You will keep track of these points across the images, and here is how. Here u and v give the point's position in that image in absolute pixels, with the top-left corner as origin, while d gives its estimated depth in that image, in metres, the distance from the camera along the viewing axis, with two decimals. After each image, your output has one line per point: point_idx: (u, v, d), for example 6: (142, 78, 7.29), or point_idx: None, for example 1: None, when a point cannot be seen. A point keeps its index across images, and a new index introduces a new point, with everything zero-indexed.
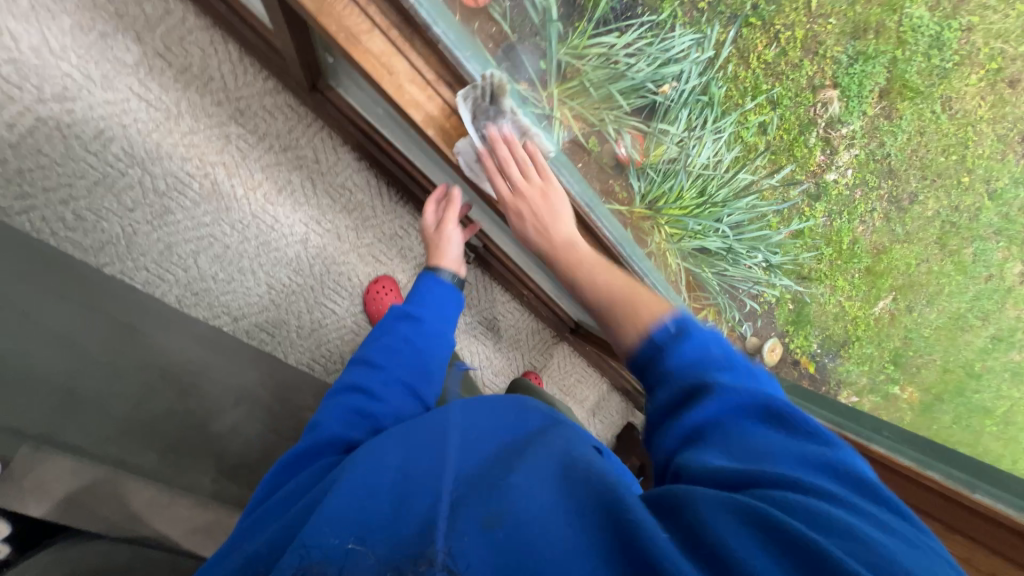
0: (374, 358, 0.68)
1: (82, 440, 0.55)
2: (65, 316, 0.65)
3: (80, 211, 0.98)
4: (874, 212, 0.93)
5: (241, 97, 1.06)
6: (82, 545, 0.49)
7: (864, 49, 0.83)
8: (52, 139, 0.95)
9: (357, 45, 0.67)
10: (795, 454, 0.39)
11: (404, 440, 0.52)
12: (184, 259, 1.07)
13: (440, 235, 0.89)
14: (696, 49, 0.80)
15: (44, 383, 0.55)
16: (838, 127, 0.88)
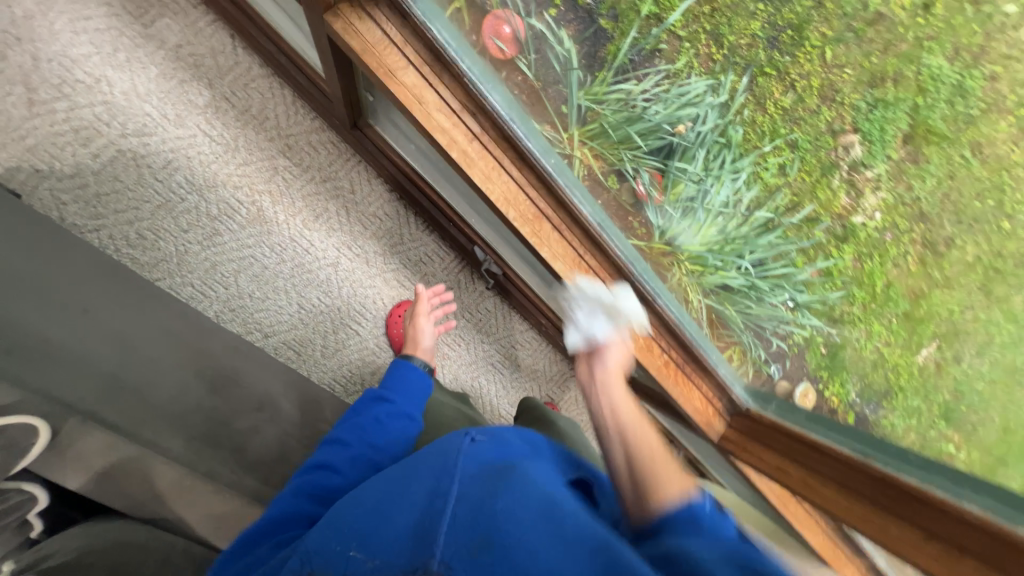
0: (344, 437, 0.69)
1: (122, 421, 0.57)
2: (119, 319, 0.74)
3: (142, 231, 1.10)
4: (907, 255, 0.86)
5: (290, 134, 1.19)
6: (110, 523, 0.53)
7: (883, 97, 0.81)
8: (127, 168, 1.08)
9: (393, 79, 0.76)
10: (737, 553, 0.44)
11: (395, 475, 0.57)
12: (226, 277, 1.17)
13: (414, 330, 1.09)
14: (710, 94, 0.85)
15: (93, 370, 0.60)
16: (862, 171, 0.86)
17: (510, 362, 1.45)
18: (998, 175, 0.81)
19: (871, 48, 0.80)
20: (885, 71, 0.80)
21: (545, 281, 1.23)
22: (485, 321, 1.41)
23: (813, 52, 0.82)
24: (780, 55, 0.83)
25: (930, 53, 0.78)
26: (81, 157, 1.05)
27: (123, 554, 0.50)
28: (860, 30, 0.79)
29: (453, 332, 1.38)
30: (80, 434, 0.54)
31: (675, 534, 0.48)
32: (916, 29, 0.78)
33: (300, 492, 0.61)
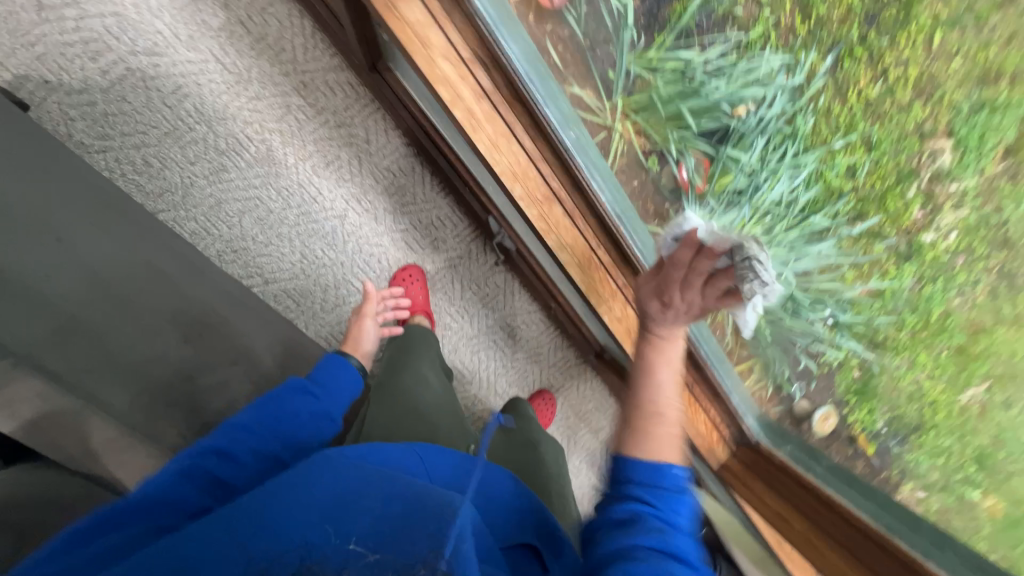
0: (251, 424, 0.60)
1: (63, 367, 0.58)
2: (101, 245, 0.70)
3: (149, 157, 1.06)
4: (977, 284, 0.64)
5: (307, 70, 1.09)
6: (44, 472, 0.57)
7: (993, 99, 0.56)
8: (136, 89, 1.03)
9: (395, 16, 0.67)
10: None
11: (329, 462, 0.52)
12: (230, 217, 1.13)
13: (357, 329, 1.04)
14: (784, 74, 0.69)
15: (49, 308, 0.60)
16: (945, 184, 0.63)
17: (513, 341, 1.39)
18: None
19: (993, 36, 0.54)
20: (990, 70, 0.55)
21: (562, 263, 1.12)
22: (492, 296, 1.34)
23: (916, 36, 0.59)
24: (875, 35, 0.62)
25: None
26: (90, 73, 1.00)
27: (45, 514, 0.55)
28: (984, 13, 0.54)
29: (457, 303, 1.32)
30: (6, 380, 0.54)
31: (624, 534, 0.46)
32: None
33: (184, 473, 0.53)
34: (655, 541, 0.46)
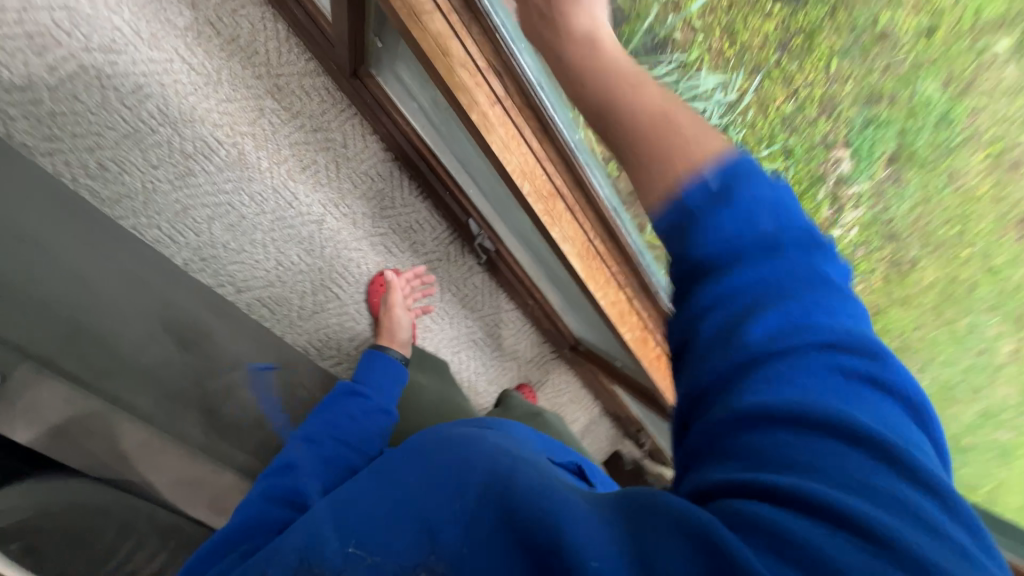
0: (315, 436, 0.68)
1: (82, 370, 0.61)
2: (83, 250, 0.68)
3: (104, 161, 0.99)
4: (874, 273, 0.73)
5: (281, 74, 1.08)
6: (68, 481, 0.56)
7: (877, 117, 0.59)
8: (89, 88, 0.96)
9: (417, 27, 0.56)
10: (791, 423, 0.33)
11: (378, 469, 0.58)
12: (198, 224, 1.08)
13: (390, 320, 1.16)
14: (721, 92, 0.68)
15: (54, 314, 0.61)
16: (846, 187, 0.68)
17: (493, 340, 1.43)
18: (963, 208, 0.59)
19: (874, 65, 0.56)
20: (875, 92, 0.57)
21: (541, 261, 1.19)
22: (471, 296, 1.38)
23: (820, 61, 0.59)
24: (787, 60, 0.61)
25: (921, 79, 0.54)
26: (35, 68, 0.92)
27: (78, 519, 0.54)
28: (867, 45, 0.55)
29: (438, 304, 1.34)
30: (28, 385, 0.56)
31: (719, 348, 0.36)
32: (915, 52, 0.53)
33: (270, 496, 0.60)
34: (765, 331, 0.35)
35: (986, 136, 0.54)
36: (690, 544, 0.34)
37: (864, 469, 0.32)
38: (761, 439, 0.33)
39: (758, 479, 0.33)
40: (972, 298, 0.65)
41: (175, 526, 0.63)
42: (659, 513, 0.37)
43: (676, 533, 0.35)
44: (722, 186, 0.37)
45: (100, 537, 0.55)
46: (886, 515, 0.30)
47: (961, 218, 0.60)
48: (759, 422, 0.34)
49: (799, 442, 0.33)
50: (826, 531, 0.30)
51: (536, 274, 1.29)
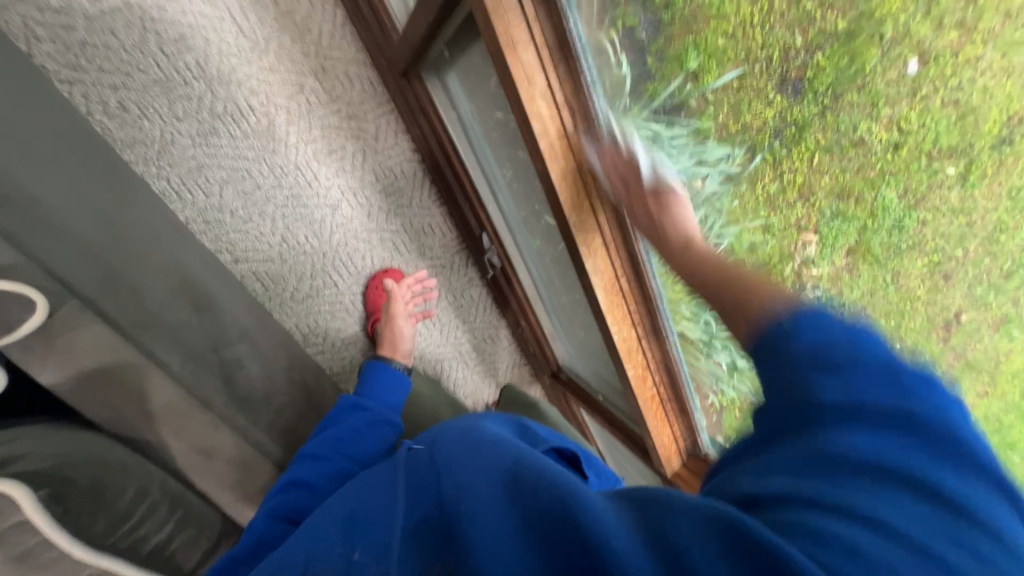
0: (321, 451, 0.68)
1: (119, 315, 0.55)
2: (102, 191, 0.64)
3: (126, 102, 0.95)
4: None
5: (329, 57, 1.09)
6: (72, 434, 0.49)
7: (846, 212, 0.57)
8: (130, 27, 0.94)
9: (512, 52, 0.65)
10: (863, 463, 0.33)
11: (377, 468, 0.59)
12: (210, 184, 1.04)
13: (392, 330, 1.12)
14: (726, 164, 0.64)
15: (91, 253, 0.55)
16: (809, 269, 0.64)
17: (478, 354, 1.44)
18: (901, 305, 0.58)
19: (848, 165, 0.54)
20: (845, 189, 0.56)
21: (547, 287, 1.22)
22: (466, 308, 1.39)
23: (803, 154, 0.57)
24: (780, 145, 0.58)
25: (884, 184, 0.52)
26: None
27: (99, 473, 0.47)
28: (846, 147, 0.54)
29: (433, 310, 1.34)
30: (74, 324, 0.50)
31: (801, 395, 0.38)
32: (883, 162, 0.52)
33: (275, 514, 0.60)
34: (845, 385, 0.37)
35: (928, 246, 0.52)
36: (707, 526, 0.33)
37: (936, 518, 0.30)
38: (832, 473, 0.33)
39: (819, 496, 0.32)
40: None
41: (182, 496, 0.56)
42: (672, 500, 0.36)
43: (699, 525, 0.33)
44: (790, 329, 0.43)
45: (120, 497, 0.48)
46: (956, 560, 0.29)
47: (896, 315, 0.59)
48: (832, 457, 0.34)
49: (862, 479, 0.32)
50: (897, 558, 0.28)
51: (535, 298, 1.31)
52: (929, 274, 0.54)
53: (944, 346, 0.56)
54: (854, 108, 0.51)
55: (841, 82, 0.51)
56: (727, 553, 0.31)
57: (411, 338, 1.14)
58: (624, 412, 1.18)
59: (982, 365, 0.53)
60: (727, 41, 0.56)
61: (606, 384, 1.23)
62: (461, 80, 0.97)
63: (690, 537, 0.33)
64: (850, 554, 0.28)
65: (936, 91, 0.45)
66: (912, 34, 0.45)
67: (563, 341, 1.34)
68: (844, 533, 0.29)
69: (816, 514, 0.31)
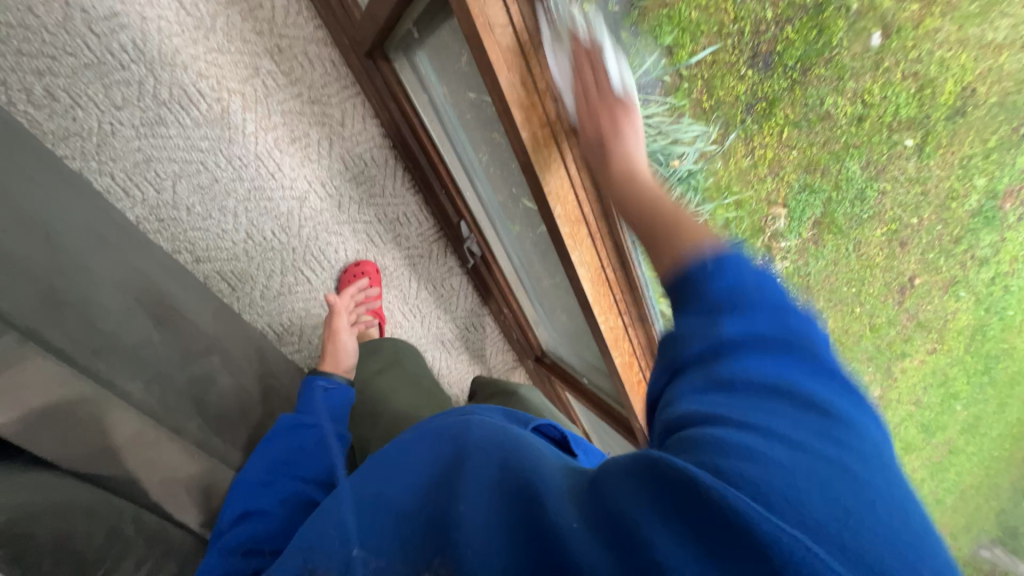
0: (267, 476, 0.60)
1: (70, 346, 0.50)
2: (37, 197, 0.57)
3: (54, 90, 0.85)
4: None
5: (285, 35, 1.00)
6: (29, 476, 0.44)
7: (812, 184, 0.62)
8: (50, 3, 0.83)
9: (490, 36, 0.61)
10: (754, 387, 0.37)
11: (372, 466, 0.53)
12: (161, 179, 0.96)
13: (332, 345, 0.96)
14: (702, 141, 0.65)
15: (30, 276, 0.49)
16: (777, 241, 0.68)
17: (463, 342, 1.42)
18: (863, 273, 0.67)
19: (816, 139, 0.59)
20: (812, 162, 0.60)
21: (527, 273, 1.21)
22: (447, 297, 1.36)
23: (775, 129, 0.60)
24: (750, 121, 0.61)
25: (848, 158, 0.58)
26: None
27: (65, 518, 0.43)
28: (813, 122, 0.58)
29: (413, 301, 1.31)
30: (20, 356, 0.44)
31: (698, 337, 0.41)
32: (848, 135, 0.57)
33: (228, 549, 0.53)
34: (740, 322, 0.40)
35: (887, 215, 0.61)
36: (640, 481, 0.33)
37: (804, 422, 0.35)
38: (733, 402, 0.36)
39: (726, 421, 0.35)
40: (856, 348, 0.75)
41: (160, 531, 0.51)
42: (610, 472, 0.36)
43: (634, 491, 0.33)
44: (712, 265, 0.43)
45: (88, 544, 0.43)
46: (833, 455, 0.33)
47: (860, 282, 0.68)
48: (734, 390, 0.37)
49: (755, 403, 0.36)
50: (794, 457, 0.32)
51: (516, 284, 1.29)
52: (887, 243, 0.63)
53: (899, 309, 0.68)
54: (821, 81, 0.55)
55: (809, 56, 0.54)
56: (660, 497, 0.32)
57: (355, 353, 0.97)
58: (610, 395, 1.19)
59: (932, 325, 0.69)
60: (699, 15, 0.57)
61: (591, 368, 1.23)
62: (431, 60, 0.91)
63: (625, 497, 0.34)
64: (756, 458, 0.32)
65: (898, 62, 0.51)
66: (876, 9, 0.50)
67: (546, 326, 1.34)
68: (740, 449, 0.32)
69: (727, 432, 0.34)
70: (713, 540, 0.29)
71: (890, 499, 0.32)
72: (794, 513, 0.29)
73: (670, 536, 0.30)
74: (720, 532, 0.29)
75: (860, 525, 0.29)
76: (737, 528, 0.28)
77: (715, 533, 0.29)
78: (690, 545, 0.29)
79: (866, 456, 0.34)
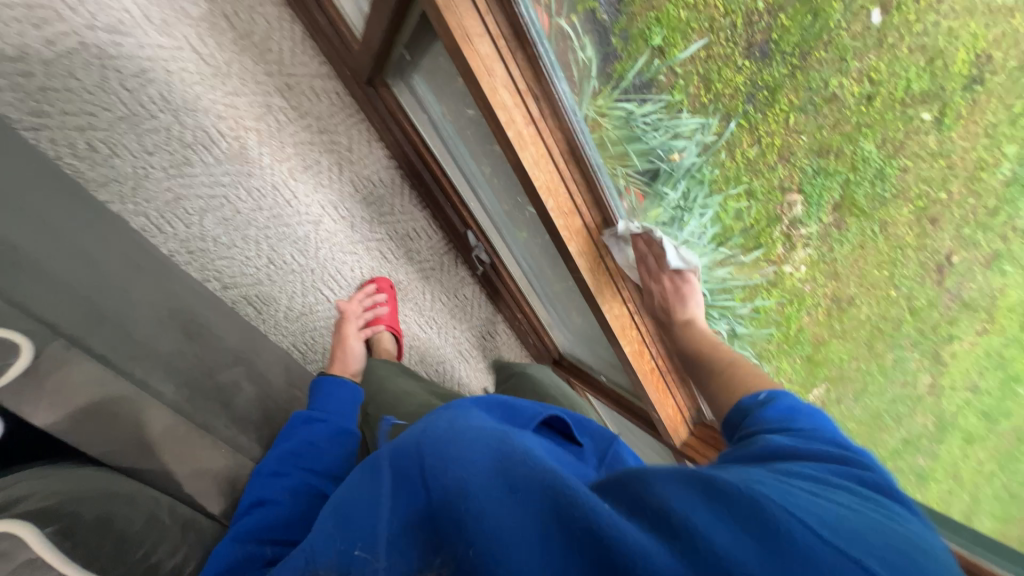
0: (280, 468, 0.63)
1: (108, 351, 0.58)
2: (80, 230, 0.65)
3: (94, 142, 0.95)
4: (817, 306, 0.81)
5: (292, 74, 1.09)
6: (71, 470, 0.48)
7: (826, 167, 0.69)
8: (88, 66, 0.94)
9: (468, 45, 0.65)
10: (816, 467, 0.40)
11: (366, 469, 0.49)
12: (190, 215, 1.04)
13: (343, 348, 1.09)
14: (702, 133, 0.71)
15: (72, 293, 0.57)
16: (798, 228, 0.76)
17: (480, 351, 1.44)
18: (892, 253, 0.72)
19: (823, 122, 0.66)
20: (825, 145, 0.68)
21: (537, 277, 1.23)
22: (461, 307, 1.39)
23: (780, 114, 0.67)
24: (753, 110, 0.68)
25: (862, 137, 0.65)
26: (32, 40, 0.90)
27: (106, 505, 0.46)
28: (818, 104, 0.65)
29: (427, 313, 1.34)
30: (61, 362, 0.51)
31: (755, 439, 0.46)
32: (858, 115, 0.64)
33: (239, 536, 0.55)
34: (788, 433, 0.45)
35: (913, 192, 0.67)
36: (701, 485, 0.35)
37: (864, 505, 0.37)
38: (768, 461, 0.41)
39: (786, 475, 0.38)
40: (896, 335, 0.77)
41: (192, 518, 0.55)
42: (653, 474, 0.37)
43: (684, 486, 0.35)
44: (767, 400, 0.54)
45: (129, 526, 0.46)
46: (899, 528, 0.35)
47: (891, 264, 0.73)
48: (768, 455, 0.42)
49: (825, 476, 0.39)
50: (860, 516, 0.34)
51: (527, 288, 1.32)
52: (917, 220, 0.69)
53: (940, 288, 0.71)
54: (824, 65, 0.62)
55: (808, 40, 0.61)
56: (697, 490, 0.34)
57: (362, 356, 1.09)
58: (627, 390, 1.19)
59: (979, 303, 0.69)
60: (688, 15, 0.63)
61: (606, 364, 1.24)
62: (426, 81, 0.98)
63: (680, 497, 0.34)
64: (819, 502, 0.34)
65: (902, 37, 0.58)
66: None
67: (560, 329, 1.36)
68: (805, 491, 0.36)
69: (789, 480, 0.37)
70: (776, 546, 0.31)
71: (935, 551, 0.34)
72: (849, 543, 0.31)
73: (728, 535, 0.32)
74: (778, 536, 0.31)
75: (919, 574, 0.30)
76: (802, 543, 0.31)
77: (778, 543, 0.31)
78: (751, 549, 0.31)
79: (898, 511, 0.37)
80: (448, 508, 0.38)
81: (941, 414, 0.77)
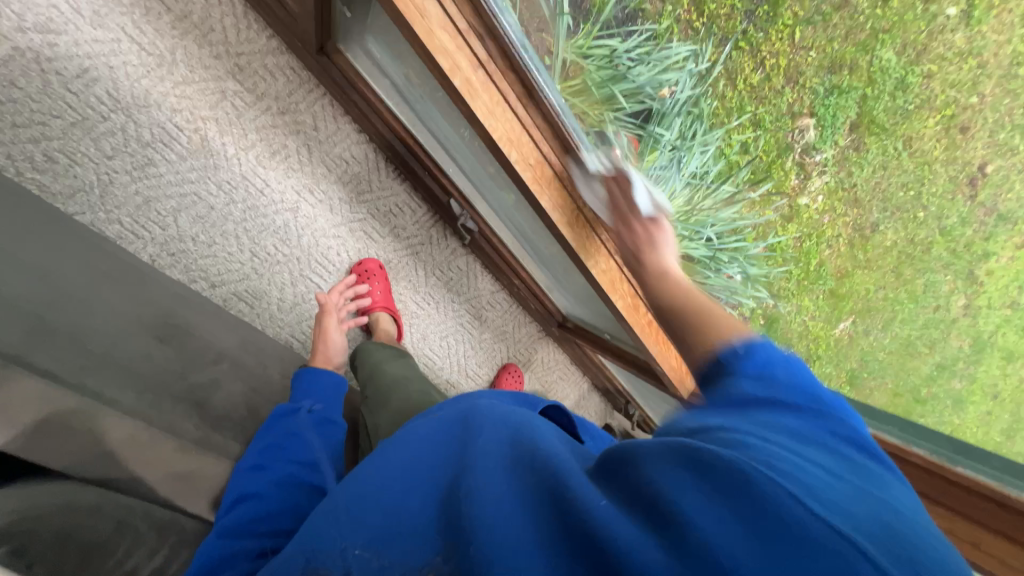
0: (262, 462, 0.65)
1: (56, 366, 0.55)
2: (35, 245, 0.64)
3: (52, 152, 0.93)
4: (838, 238, 0.76)
5: (241, 53, 1.03)
6: (44, 484, 0.49)
7: (839, 85, 0.63)
8: (28, 73, 0.89)
9: None
10: (782, 420, 0.43)
11: (381, 456, 0.54)
12: (164, 216, 1.02)
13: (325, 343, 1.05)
14: (693, 62, 0.65)
15: (14, 309, 0.55)
16: (811, 155, 0.71)
17: (483, 322, 1.42)
18: (920, 170, 0.66)
19: (834, 33, 0.61)
20: (838, 60, 0.62)
21: (526, 238, 1.19)
22: (456, 279, 1.35)
23: (783, 32, 0.62)
24: (754, 29, 0.62)
25: (879, 45, 0.59)
26: None
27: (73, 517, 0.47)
28: (828, 14, 0.60)
29: (422, 290, 1.32)
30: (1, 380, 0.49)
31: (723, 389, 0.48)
32: (873, 20, 0.59)
33: (224, 532, 0.56)
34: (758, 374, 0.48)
35: (939, 100, 0.60)
36: (683, 465, 0.38)
37: (827, 451, 0.40)
38: (752, 417, 0.43)
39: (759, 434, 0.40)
40: (926, 258, 0.71)
41: (172, 521, 0.58)
42: (646, 456, 0.40)
43: (672, 463, 0.38)
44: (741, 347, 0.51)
45: (98, 535, 0.48)
46: (861, 478, 0.38)
47: (917, 181, 0.67)
48: (749, 409, 0.44)
49: (794, 432, 0.42)
50: (829, 475, 0.37)
51: (521, 253, 1.28)
52: (945, 131, 0.62)
53: (972, 204, 0.65)
54: None
55: None
56: (697, 481, 0.36)
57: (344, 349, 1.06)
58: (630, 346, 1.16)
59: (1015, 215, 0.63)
60: None
61: (607, 322, 1.20)
62: (377, 41, 0.90)
63: (667, 480, 0.38)
64: (792, 465, 0.36)
65: None
66: None
67: (559, 289, 1.33)
68: (778, 451, 0.38)
69: (767, 442, 0.39)
70: (757, 520, 0.33)
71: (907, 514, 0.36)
72: (828, 507, 0.34)
73: (712, 515, 0.34)
74: (761, 510, 0.34)
75: (887, 528, 0.34)
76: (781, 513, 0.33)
77: (759, 515, 0.33)
78: (736, 528, 0.33)
79: (881, 482, 0.39)
80: (463, 508, 0.44)
81: (978, 334, 0.71)
